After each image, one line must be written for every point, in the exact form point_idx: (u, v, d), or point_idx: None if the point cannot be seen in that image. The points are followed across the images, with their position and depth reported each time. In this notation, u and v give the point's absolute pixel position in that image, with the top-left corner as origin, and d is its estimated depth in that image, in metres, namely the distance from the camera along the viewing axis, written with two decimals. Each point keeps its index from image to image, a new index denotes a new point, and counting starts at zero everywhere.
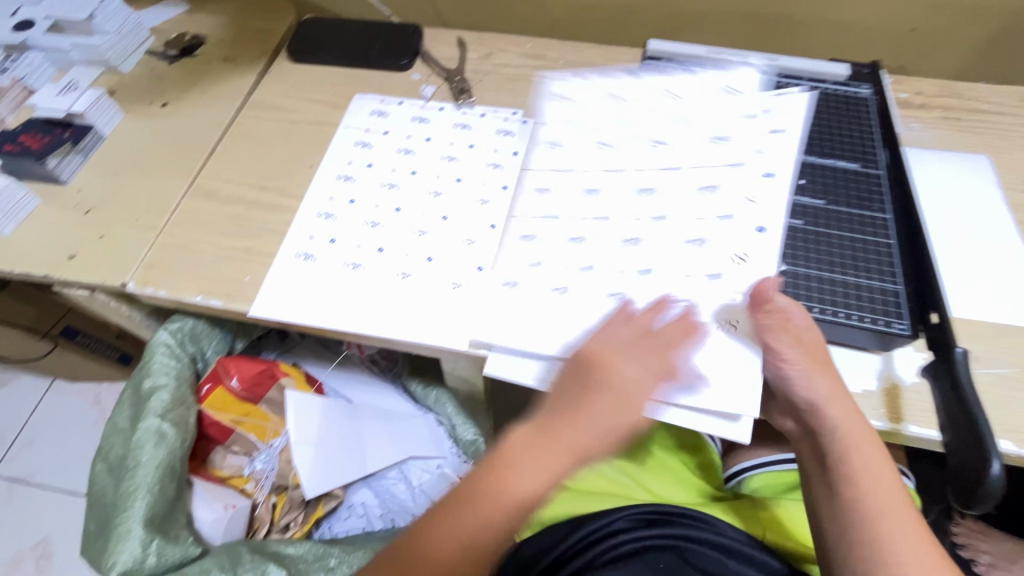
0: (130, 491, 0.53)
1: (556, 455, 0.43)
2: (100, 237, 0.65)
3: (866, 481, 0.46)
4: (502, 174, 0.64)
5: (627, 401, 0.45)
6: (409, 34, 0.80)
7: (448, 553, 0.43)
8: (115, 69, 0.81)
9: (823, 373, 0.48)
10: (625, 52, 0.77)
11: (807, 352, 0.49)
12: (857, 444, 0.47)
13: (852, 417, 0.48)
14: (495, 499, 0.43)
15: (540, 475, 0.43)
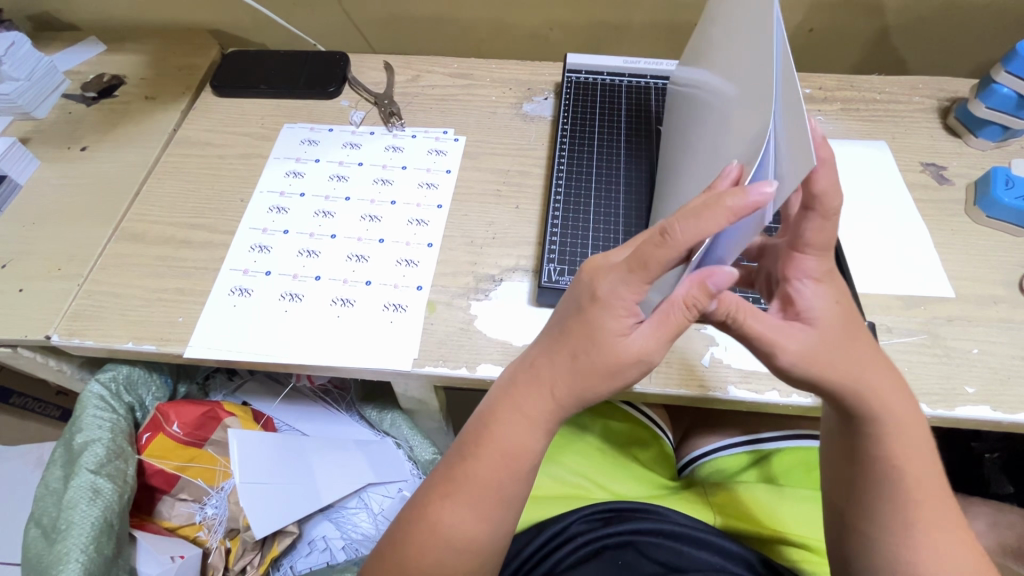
0: (61, 554, 0.49)
1: (541, 404, 0.43)
2: (20, 290, 0.62)
3: (911, 459, 0.44)
4: (422, 208, 0.67)
5: (599, 326, 0.40)
6: (334, 61, 0.80)
7: (469, 514, 0.44)
8: (29, 116, 0.78)
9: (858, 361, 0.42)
10: (547, 67, 0.80)
11: (821, 347, 0.41)
12: (895, 412, 0.43)
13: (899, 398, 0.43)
14: (495, 465, 0.44)
15: (535, 428, 0.43)
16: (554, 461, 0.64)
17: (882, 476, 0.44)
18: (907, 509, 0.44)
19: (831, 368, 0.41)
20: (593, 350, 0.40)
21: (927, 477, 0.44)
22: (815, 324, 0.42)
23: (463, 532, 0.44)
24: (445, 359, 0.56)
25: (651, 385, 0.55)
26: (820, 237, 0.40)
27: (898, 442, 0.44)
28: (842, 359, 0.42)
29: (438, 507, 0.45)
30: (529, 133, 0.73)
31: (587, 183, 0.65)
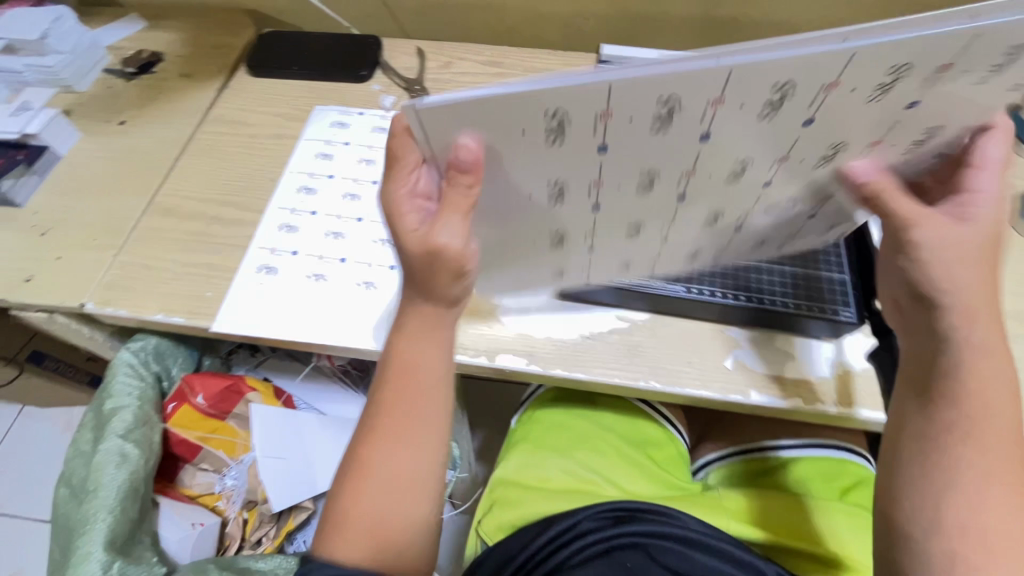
0: (89, 514, 0.50)
1: (427, 318, 0.44)
2: (56, 258, 0.64)
3: (985, 392, 0.40)
4: None
5: (419, 238, 0.40)
6: (367, 45, 0.80)
7: (398, 451, 0.43)
8: (71, 89, 0.80)
9: (968, 273, 0.40)
10: (581, 57, 0.79)
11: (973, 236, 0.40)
12: (983, 346, 0.40)
13: (990, 336, 0.40)
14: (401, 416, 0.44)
15: (429, 343, 0.44)
16: (568, 455, 0.63)
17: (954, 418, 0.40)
18: (972, 436, 0.39)
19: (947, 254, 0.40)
20: (418, 250, 0.41)
21: (1001, 423, 0.39)
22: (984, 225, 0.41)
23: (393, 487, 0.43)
24: (466, 347, 0.56)
25: (672, 384, 0.54)
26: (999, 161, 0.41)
27: (988, 388, 0.40)
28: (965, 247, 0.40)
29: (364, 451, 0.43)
30: None
31: None
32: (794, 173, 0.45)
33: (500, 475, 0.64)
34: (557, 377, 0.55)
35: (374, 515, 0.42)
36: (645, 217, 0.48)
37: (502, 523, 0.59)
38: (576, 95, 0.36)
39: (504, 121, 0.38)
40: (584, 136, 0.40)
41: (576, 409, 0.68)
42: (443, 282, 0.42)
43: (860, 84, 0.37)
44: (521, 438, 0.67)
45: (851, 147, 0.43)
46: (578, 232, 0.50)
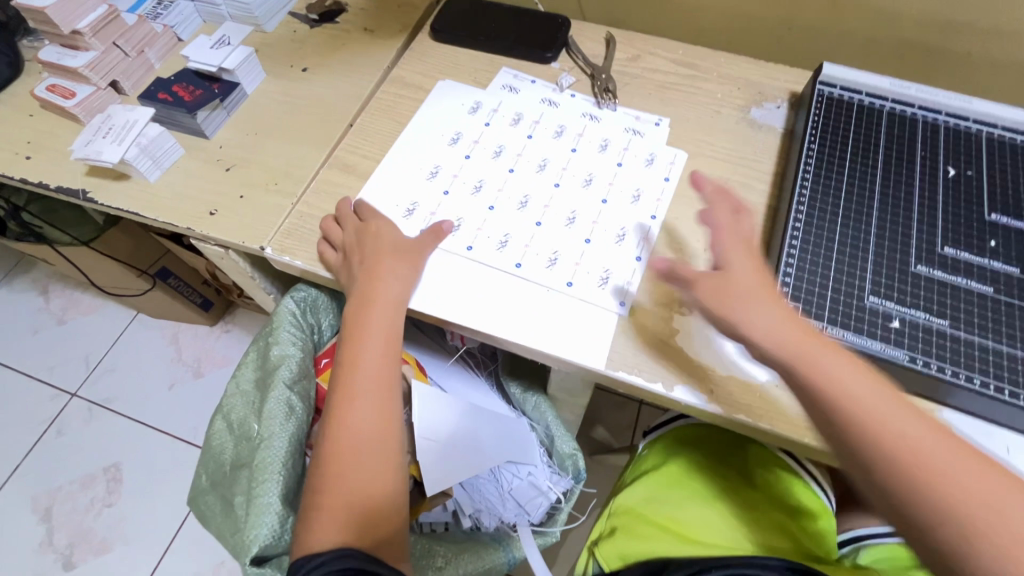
0: (265, 463, 0.50)
1: (383, 277, 0.56)
2: (240, 196, 0.65)
3: (895, 418, 0.42)
4: (627, 197, 0.63)
5: (384, 243, 0.58)
6: (556, 25, 0.77)
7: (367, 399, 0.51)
8: (259, 28, 0.81)
9: (799, 331, 0.46)
10: (785, 71, 0.73)
11: (718, 286, 0.48)
12: (852, 389, 0.43)
13: (851, 368, 0.44)
14: (362, 386, 0.51)
15: (380, 281, 0.56)
16: (709, 503, 0.60)
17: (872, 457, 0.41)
18: (926, 471, 0.40)
19: (726, 310, 0.47)
20: (369, 249, 0.57)
21: (928, 433, 0.41)
22: (726, 270, 0.49)
23: (326, 442, 0.50)
24: (641, 369, 0.53)
25: None
26: (726, 242, 0.52)
27: (883, 413, 0.42)
28: (733, 296, 0.48)
29: (333, 413, 0.51)
30: (755, 141, 0.67)
31: (833, 213, 0.56)
32: (624, 208, 0.63)
33: (630, 503, 0.62)
34: (741, 423, 0.51)
35: (347, 450, 0.49)
36: (530, 193, 0.64)
37: (627, 554, 0.56)
38: (505, 97, 0.72)
39: (457, 98, 0.72)
40: (507, 123, 0.69)
41: (716, 454, 0.66)
42: (396, 270, 0.57)
43: (615, 129, 0.68)
44: (652, 470, 0.66)
45: (634, 188, 0.64)
46: (459, 189, 0.64)
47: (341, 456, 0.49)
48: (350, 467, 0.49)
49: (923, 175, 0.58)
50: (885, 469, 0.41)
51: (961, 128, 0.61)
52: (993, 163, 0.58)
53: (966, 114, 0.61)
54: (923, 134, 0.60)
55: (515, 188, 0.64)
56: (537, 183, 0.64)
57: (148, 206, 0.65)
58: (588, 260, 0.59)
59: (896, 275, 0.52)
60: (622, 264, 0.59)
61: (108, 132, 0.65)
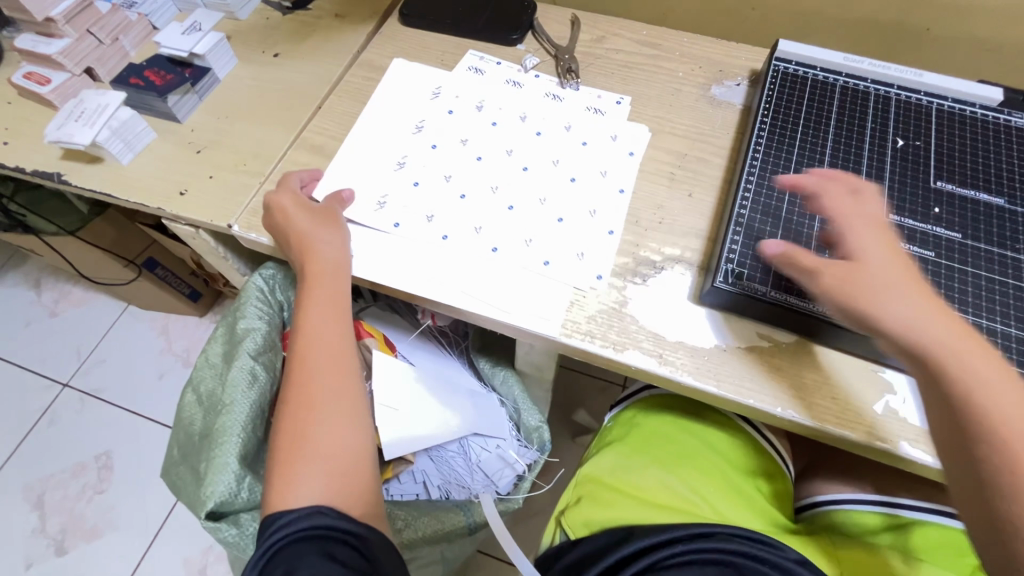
0: (226, 427, 0.53)
1: (327, 247, 0.57)
2: (210, 177, 0.67)
3: (974, 382, 0.41)
4: (596, 176, 0.64)
5: (305, 215, 0.59)
6: (522, 8, 0.78)
7: (329, 361, 0.53)
8: (233, 16, 0.83)
9: (896, 301, 0.43)
10: (746, 50, 0.74)
11: (849, 275, 0.44)
12: (947, 358, 0.41)
13: (938, 327, 0.42)
14: (319, 350, 0.53)
15: (322, 250, 0.57)
16: (670, 470, 0.60)
17: (981, 444, 0.40)
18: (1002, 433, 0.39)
19: (874, 305, 0.43)
20: (294, 223, 0.58)
21: (1005, 393, 0.40)
22: (857, 259, 0.45)
23: (289, 407, 0.51)
24: (593, 335, 0.55)
25: (810, 418, 0.50)
26: (866, 207, 0.48)
27: (978, 381, 0.41)
28: (863, 284, 0.44)
29: (300, 377, 0.52)
30: (713, 117, 0.69)
31: (783, 183, 0.57)
32: (592, 185, 0.64)
33: (595, 472, 0.62)
34: (688, 387, 0.53)
35: (315, 411, 0.50)
36: (502, 180, 0.64)
37: (591, 521, 0.57)
38: (465, 80, 0.73)
39: (416, 82, 0.73)
40: (471, 108, 0.70)
41: (682, 423, 0.65)
42: (331, 242, 0.58)
43: (576, 111, 0.69)
44: (619, 438, 0.66)
45: (600, 165, 0.65)
46: (429, 173, 0.65)
47: (310, 417, 0.50)
48: (320, 426, 0.50)
49: (873, 146, 0.59)
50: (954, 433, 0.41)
51: (913, 101, 0.62)
52: (942, 134, 0.59)
53: (917, 87, 0.62)
54: (875, 107, 0.62)
55: (484, 176, 0.65)
56: (507, 165, 0.65)
57: (120, 187, 0.67)
58: (560, 240, 0.60)
59: None
60: (590, 240, 0.60)
61: (80, 116, 0.67)
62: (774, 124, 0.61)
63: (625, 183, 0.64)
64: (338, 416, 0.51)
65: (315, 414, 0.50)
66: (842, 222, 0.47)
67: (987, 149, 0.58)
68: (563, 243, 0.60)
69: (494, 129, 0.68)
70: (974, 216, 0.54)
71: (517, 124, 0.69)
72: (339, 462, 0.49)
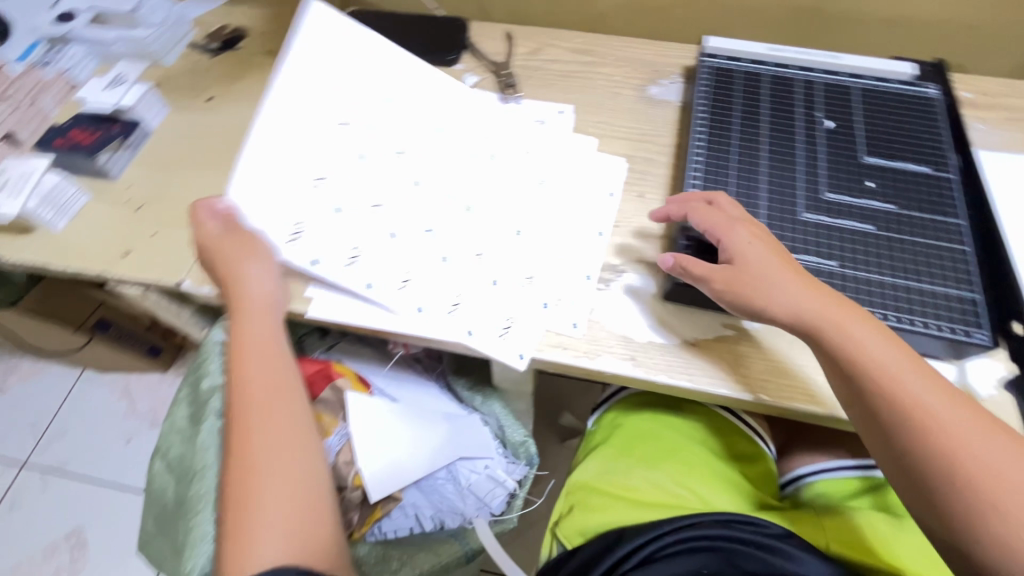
0: (200, 495, 0.51)
1: (254, 279, 0.55)
2: (153, 234, 0.64)
3: (862, 350, 0.46)
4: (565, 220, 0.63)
5: (222, 244, 0.56)
6: (455, 28, 0.79)
7: (274, 403, 0.51)
8: (159, 63, 0.80)
9: (778, 292, 0.49)
10: (676, 48, 0.77)
11: (730, 277, 0.50)
12: (840, 335, 0.47)
13: (817, 306, 0.48)
14: (261, 394, 0.51)
15: (249, 282, 0.55)
16: (656, 466, 0.61)
17: (878, 396, 0.45)
18: (894, 392, 0.45)
19: (759, 297, 0.49)
20: (218, 255, 0.56)
21: (888, 357, 0.46)
22: (732, 262, 0.51)
23: (238, 461, 0.48)
24: (567, 347, 0.55)
25: (781, 401, 0.52)
26: (734, 211, 0.54)
27: (869, 351, 0.46)
28: (744, 283, 0.50)
29: (245, 429, 0.50)
30: (653, 117, 0.70)
31: (728, 176, 0.59)
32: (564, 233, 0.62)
33: (583, 478, 0.62)
34: (664, 387, 0.54)
35: (268, 460, 0.49)
36: (472, 226, 0.62)
37: (585, 529, 0.57)
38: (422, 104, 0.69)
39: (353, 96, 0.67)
40: (435, 141, 0.67)
41: (662, 416, 0.66)
42: (254, 272, 0.55)
43: (549, 149, 0.68)
44: (603, 441, 0.66)
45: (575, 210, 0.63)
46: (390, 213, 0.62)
47: (262, 467, 0.48)
48: (275, 477, 0.48)
49: (807, 131, 0.62)
50: (865, 401, 0.46)
51: (837, 83, 0.65)
52: (869, 112, 0.63)
53: (839, 69, 0.66)
54: (803, 93, 0.64)
55: (456, 218, 0.62)
56: (477, 202, 0.63)
57: (58, 255, 0.64)
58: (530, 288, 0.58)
59: (789, 226, 0.56)
60: (563, 285, 0.58)
61: (5, 186, 0.64)
62: (713, 120, 0.63)
63: (600, 230, 0.62)
64: (292, 462, 0.49)
65: (265, 463, 0.48)
66: (714, 229, 0.53)
67: (910, 123, 0.62)
68: (535, 283, 0.59)
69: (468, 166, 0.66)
70: (907, 187, 0.57)
71: (489, 162, 0.66)
72: (302, 509, 0.47)
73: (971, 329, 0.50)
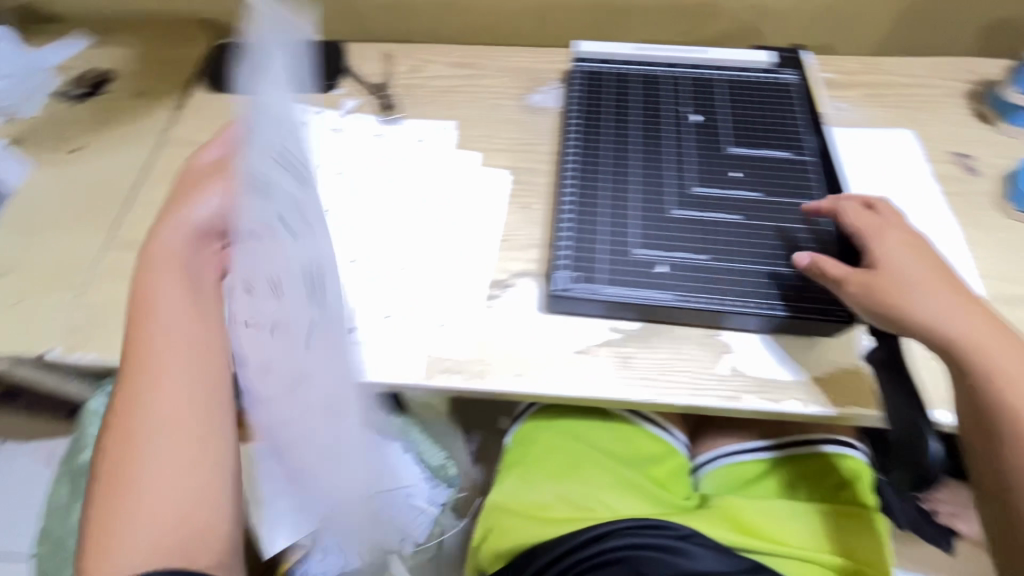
0: None
1: (165, 261, 0.47)
2: (15, 304, 0.60)
3: (985, 351, 0.45)
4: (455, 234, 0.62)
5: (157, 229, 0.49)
6: (331, 53, 0.77)
7: (149, 415, 0.43)
8: (16, 117, 0.75)
9: (936, 296, 0.47)
10: (555, 54, 0.77)
11: (877, 285, 0.48)
12: (965, 339, 0.46)
13: (968, 316, 0.47)
14: (129, 413, 0.43)
15: (177, 269, 0.48)
16: (564, 479, 0.60)
17: (992, 398, 0.45)
18: (1011, 393, 0.44)
19: (909, 304, 0.47)
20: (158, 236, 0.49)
21: (1006, 354, 0.46)
22: (878, 267, 0.49)
23: (105, 492, 0.41)
24: (456, 370, 0.54)
25: (665, 396, 0.51)
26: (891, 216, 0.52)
27: (987, 353, 0.45)
28: (896, 289, 0.48)
29: (169, 450, 0.42)
30: (535, 125, 0.71)
31: (601, 181, 0.60)
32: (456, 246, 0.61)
33: (496, 498, 0.60)
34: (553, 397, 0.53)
35: (152, 487, 0.41)
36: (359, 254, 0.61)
37: (501, 552, 0.56)
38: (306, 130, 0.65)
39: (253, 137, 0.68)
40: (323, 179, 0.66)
41: (570, 425, 0.64)
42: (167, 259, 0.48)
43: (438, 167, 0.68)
44: (514, 455, 0.64)
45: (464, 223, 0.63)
46: None
47: (133, 499, 0.40)
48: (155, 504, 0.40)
49: (675, 127, 0.63)
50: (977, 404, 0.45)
51: (702, 77, 0.67)
52: (733, 103, 0.65)
53: (703, 64, 0.68)
54: (671, 89, 0.66)
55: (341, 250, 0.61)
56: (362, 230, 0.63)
57: None
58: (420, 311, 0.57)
59: (661, 224, 0.57)
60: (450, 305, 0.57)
61: None
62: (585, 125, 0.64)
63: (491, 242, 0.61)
64: (170, 486, 0.41)
65: (140, 492, 0.40)
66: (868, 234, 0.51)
67: (770, 110, 0.64)
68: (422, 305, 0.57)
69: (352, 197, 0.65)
70: (769, 173, 0.59)
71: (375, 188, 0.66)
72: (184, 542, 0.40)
73: (832, 306, 0.52)
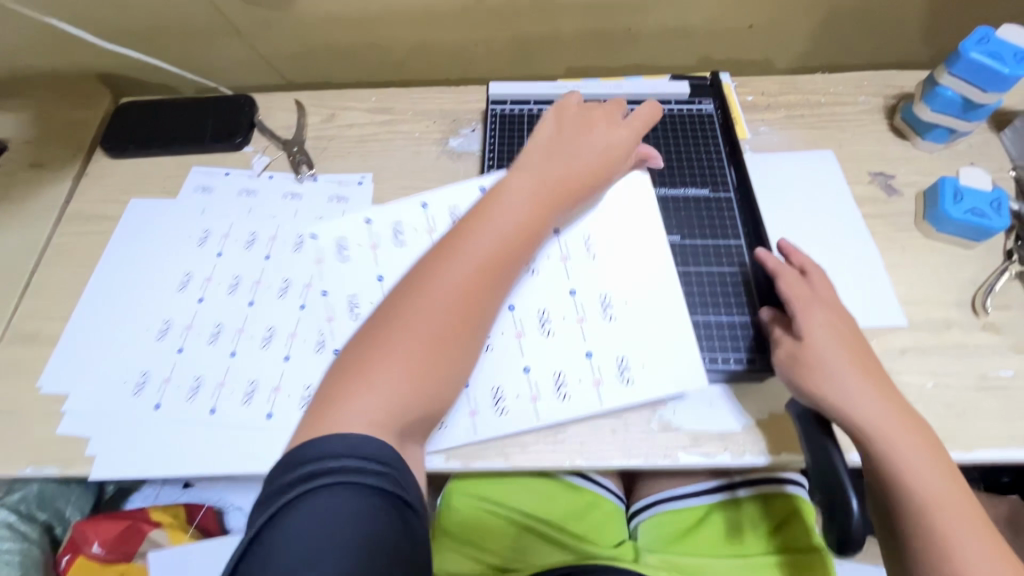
0: None
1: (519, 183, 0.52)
2: None
3: (897, 442, 0.45)
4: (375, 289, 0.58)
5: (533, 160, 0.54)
6: (239, 106, 0.73)
7: (439, 278, 0.46)
8: None
9: (851, 375, 0.47)
10: (475, 91, 0.75)
11: (801, 357, 0.48)
12: (881, 430, 0.45)
13: (885, 406, 0.46)
14: (436, 283, 0.46)
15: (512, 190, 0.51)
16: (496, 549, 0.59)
17: (897, 495, 0.44)
18: (916, 494, 0.44)
19: (825, 381, 0.47)
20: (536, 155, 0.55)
21: (922, 449, 0.45)
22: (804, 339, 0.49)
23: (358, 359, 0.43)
24: None
25: (597, 461, 0.49)
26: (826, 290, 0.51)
27: (900, 449, 0.45)
28: (815, 361, 0.48)
29: (411, 298, 0.46)
30: (456, 172, 0.68)
31: None
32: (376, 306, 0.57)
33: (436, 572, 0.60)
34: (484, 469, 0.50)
35: (417, 343, 0.43)
36: (275, 325, 0.58)
37: None
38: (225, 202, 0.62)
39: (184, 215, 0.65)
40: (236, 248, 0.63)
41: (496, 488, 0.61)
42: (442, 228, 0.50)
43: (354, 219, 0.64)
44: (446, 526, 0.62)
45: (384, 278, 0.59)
46: (189, 335, 0.58)
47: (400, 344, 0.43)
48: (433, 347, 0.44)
49: None
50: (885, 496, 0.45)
51: None
52: (652, 138, 0.64)
53: (621, 98, 0.66)
54: None
55: (254, 325, 0.58)
56: (276, 299, 0.59)
57: None
58: None
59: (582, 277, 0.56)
60: None
61: None
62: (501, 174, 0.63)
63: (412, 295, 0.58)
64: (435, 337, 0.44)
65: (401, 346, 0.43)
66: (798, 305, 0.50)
67: (690, 144, 0.63)
68: None
69: (265, 264, 0.62)
70: (688, 215, 0.59)
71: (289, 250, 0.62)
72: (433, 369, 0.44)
73: (753, 356, 0.52)
